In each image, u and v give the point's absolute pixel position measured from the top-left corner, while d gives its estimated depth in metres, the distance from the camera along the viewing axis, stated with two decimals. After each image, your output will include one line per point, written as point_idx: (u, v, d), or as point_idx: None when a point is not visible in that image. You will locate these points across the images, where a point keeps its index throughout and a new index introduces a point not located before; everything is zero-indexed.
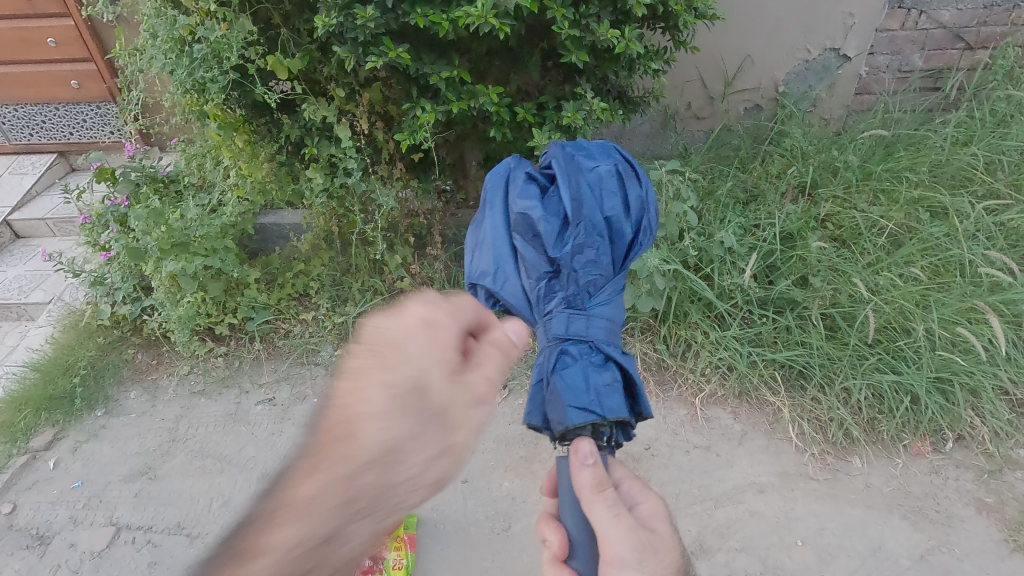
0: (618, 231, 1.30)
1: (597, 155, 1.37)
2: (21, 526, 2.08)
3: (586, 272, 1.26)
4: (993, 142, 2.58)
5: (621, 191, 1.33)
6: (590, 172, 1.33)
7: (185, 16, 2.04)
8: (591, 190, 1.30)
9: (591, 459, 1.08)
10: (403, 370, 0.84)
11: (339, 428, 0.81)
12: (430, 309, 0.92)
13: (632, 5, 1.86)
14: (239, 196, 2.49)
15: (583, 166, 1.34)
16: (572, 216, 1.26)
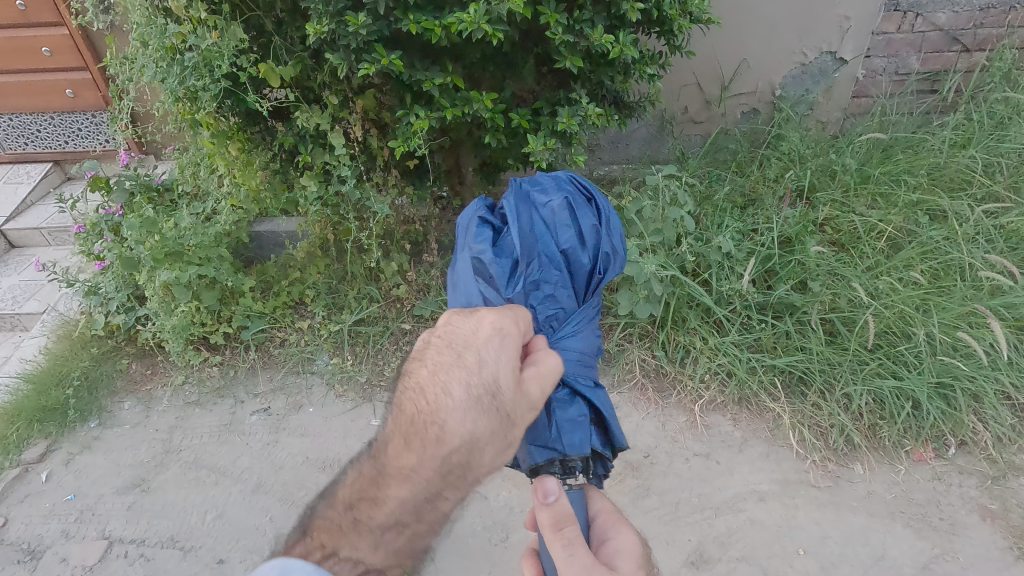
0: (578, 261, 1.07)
1: (548, 183, 1.13)
2: (12, 540, 2.04)
3: (542, 310, 1.03)
4: (991, 144, 2.57)
5: (580, 219, 1.09)
6: (542, 204, 1.09)
7: (176, 24, 2.02)
8: (544, 221, 1.07)
9: (552, 498, 1.01)
10: (471, 378, 0.87)
11: (424, 416, 0.88)
12: (501, 317, 0.92)
13: (627, 10, 1.84)
14: (233, 203, 2.52)
15: (532, 197, 1.10)
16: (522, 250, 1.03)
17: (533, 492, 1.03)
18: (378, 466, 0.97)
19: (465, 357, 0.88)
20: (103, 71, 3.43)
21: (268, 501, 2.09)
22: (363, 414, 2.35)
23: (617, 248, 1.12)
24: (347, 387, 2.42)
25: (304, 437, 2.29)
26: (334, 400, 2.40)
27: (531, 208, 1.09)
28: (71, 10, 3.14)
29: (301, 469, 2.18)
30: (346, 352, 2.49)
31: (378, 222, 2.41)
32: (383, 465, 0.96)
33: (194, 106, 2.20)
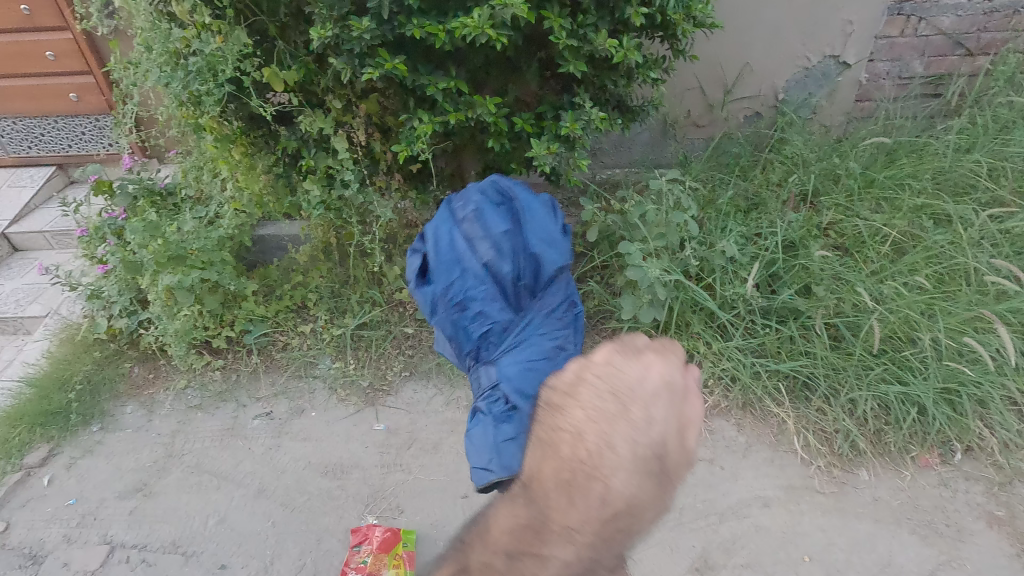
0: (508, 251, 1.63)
1: (467, 203, 1.69)
2: (14, 545, 2.04)
3: (474, 319, 1.57)
4: (996, 148, 2.55)
5: (497, 222, 1.64)
6: (464, 226, 1.63)
7: (180, 29, 2.03)
8: (467, 240, 1.61)
9: None
10: (637, 435, 0.68)
11: (575, 472, 0.66)
12: (666, 367, 0.75)
13: (630, 14, 1.84)
14: (235, 207, 2.48)
15: (454, 223, 1.65)
16: (455, 268, 1.59)
17: None
18: (510, 511, 0.70)
19: (629, 398, 0.71)
20: (107, 75, 3.44)
21: (270, 506, 2.08)
22: (365, 419, 2.34)
23: (543, 226, 1.70)
24: (349, 392, 2.42)
25: (306, 441, 2.28)
26: (336, 405, 2.39)
27: (457, 234, 1.63)
28: (75, 15, 3.15)
29: (304, 473, 2.17)
30: (348, 356, 2.49)
31: (381, 226, 2.41)
32: (523, 509, 0.69)
33: (197, 110, 2.21)
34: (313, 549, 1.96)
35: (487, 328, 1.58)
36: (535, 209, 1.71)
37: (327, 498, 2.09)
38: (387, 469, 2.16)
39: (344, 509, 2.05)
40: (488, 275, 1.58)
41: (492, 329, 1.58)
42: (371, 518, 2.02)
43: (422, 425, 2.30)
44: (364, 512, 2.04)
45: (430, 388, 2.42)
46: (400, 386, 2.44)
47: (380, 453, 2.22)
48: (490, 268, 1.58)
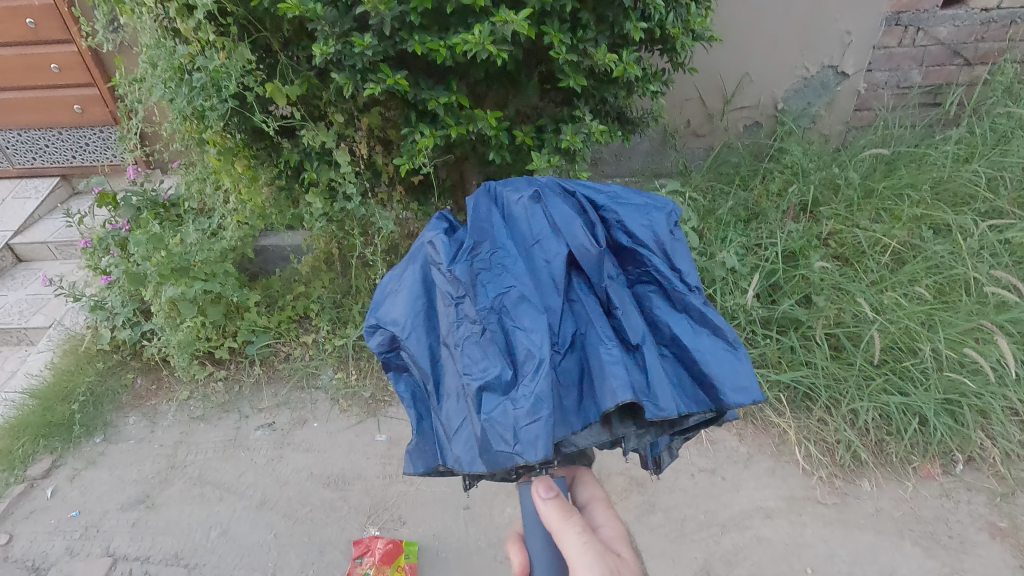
0: (578, 242, 0.97)
1: (520, 181, 1.04)
2: (16, 557, 2.04)
3: (492, 289, 0.94)
4: (994, 158, 2.56)
5: (564, 207, 1.00)
6: (512, 201, 1.01)
7: (184, 45, 2.05)
8: (513, 220, 1.00)
9: (553, 492, 1.09)
10: None
11: None
12: None
13: (630, 29, 1.86)
14: (238, 219, 2.51)
15: (502, 197, 1.02)
16: (479, 234, 0.98)
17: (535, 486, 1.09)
18: None
19: None
20: (111, 88, 3.48)
21: (272, 517, 2.08)
22: (367, 430, 2.35)
23: (639, 230, 1.02)
24: (351, 403, 2.43)
25: (309, 452, 2.28)
26: (338, 415, 2.40)
27: (501, 207, 1.02)
28: (81, 29, 3.19)
29: (305, 485, 2.18)
30: (350, 367, 2.50)
31: (382, 238, 2.43)
32: None
33: (201, 124, 2.23)
34: (315, 561, 1.95)
35: (508, 314, 0.92)
36: (632, 207, 1.05)
37: (330, 509, 2.09)
38: (389, 480, 2.17)
39: (346, 520, 2.05)
40: (534, 253, 0.97)
41: (519, 316, 0.92)
42: (373, 529, 2.02)
43: None
44: (366, 523, 2.04)
45: None
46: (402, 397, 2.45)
47: (383, 464, 2.22)
48: (542, 242, 0.98)
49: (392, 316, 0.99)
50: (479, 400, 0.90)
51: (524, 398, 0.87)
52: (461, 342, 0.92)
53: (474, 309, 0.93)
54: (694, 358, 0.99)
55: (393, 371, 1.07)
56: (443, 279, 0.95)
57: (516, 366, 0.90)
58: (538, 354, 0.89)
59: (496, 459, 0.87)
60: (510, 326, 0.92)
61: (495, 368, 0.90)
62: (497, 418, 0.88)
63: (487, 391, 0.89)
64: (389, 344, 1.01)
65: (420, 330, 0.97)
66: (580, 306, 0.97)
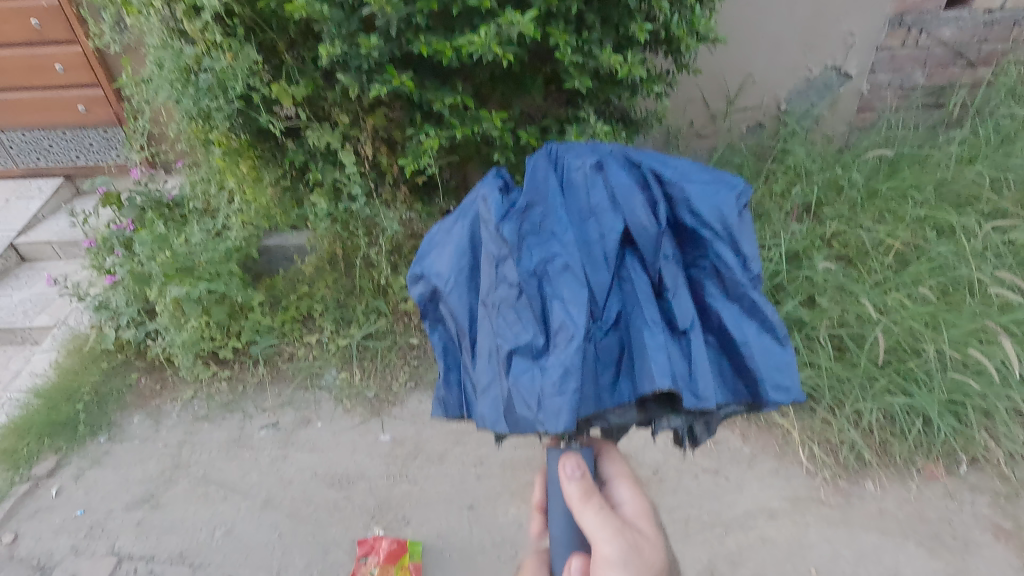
0: (635, 220, 0.95)
1: (583, 147, 1.01)
2: (22, 556, 2.04)
3: (536, 255, 0.93)
4: (998, 159, 2.56)
5: (626, 179, 0.97)
6: (574, 167, 0.98)
7: (190, 46, 2.05)
8: (571, 188, 0.97)
9: (577, 472, 1.09)
10: None
11: None
12: None
13: (635, 30, 1.86)
14: (243, 220, 2.60)
15: (564, 161, 0.99)
16: (536, 197, 0.96)
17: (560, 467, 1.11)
18: None
19: None
20: (115, 88, 3.49)
21: (276, 517, 2.09)
22: (371, 429, 2.36)
23: (709, 210, 0.96)
24: (355, 403, 2.44)
25: (313, 452, 2.29)
26: (342, 415, 2.41)
27: (562, 171, 0.98)
28: (85, 29, 3.20)
29: (310, 484, 2.18)
30: (354, 367, 2.51)
31: (387, 238, 2.44)
32: None
33: (207, 125, 2.24)
34: (320, 560, 1.96)
35: (550, 282, 0.92)
36: (708, 186, 0.98)
37: (334, 509, 2.10)
38: (393, 480, 2.17)
39: (350, 520, 2.06)
40: (587, 225, 0.96)
41: (560, 285, 0.91)
42: (377, 529, 2.02)
43: (428, 436, 2.31)
44: (370, 523, 2.05)
45: None
46: (405, 397, 2.45)
47: (387, 464, 2.23)
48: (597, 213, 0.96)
49: (437, 270, 1.04)
50: (510, 363, 0.91)
51: (553, 368, 0.87)
52: (501, 304, 0.92)
53: (515, 272, 0.92)
54: (741, 350, 0.99)
55: (431, 321, 1.12)
56: (489, 240, 0.94)
57: (550, 334, 0.90)
58: (573, 326, 0.88)
59: (519, 422, 0.91)
60: (550, 294, 0.91)
61: (529, 334, 0.90)
62: (525, 381, 0.89)
63: (518, 356, 0.90)
64: (432, 296, 1.07)
65: (461, 289, 1.01)
66: (628, 284, 0.96)
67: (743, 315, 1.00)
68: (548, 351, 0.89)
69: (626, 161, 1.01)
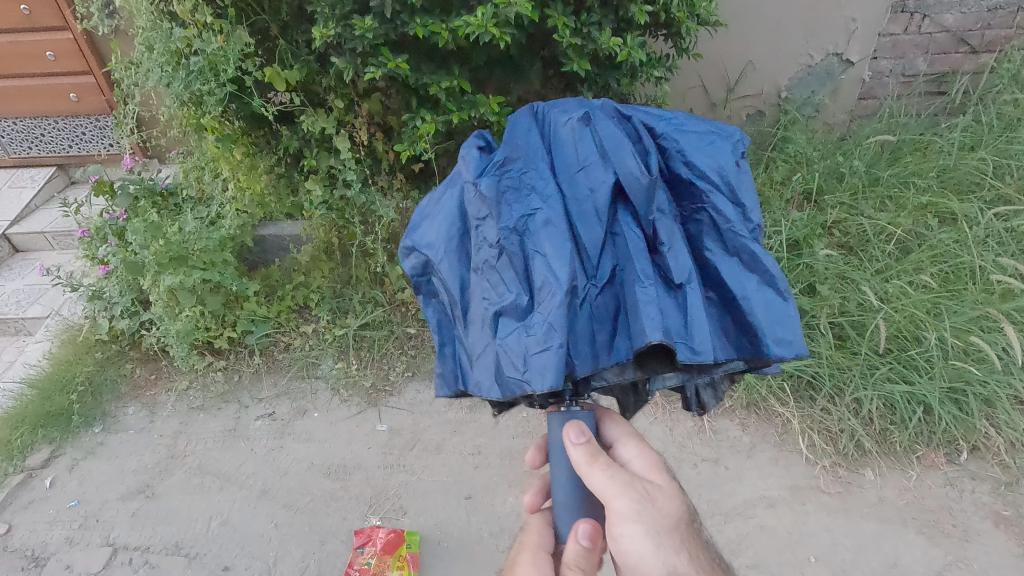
0: (624, 170, 0.91)
1: (571, 103, 1.00)
2: (16, 547, 2.02)
3: (520, 211, 0.91)
4: (1001, 146, 2.53)
5: (616, 132, 0.95)
6: (562, 123, 0.97)
7: (181, 28, 2.01)
8: (560, 144, 0.96)
9: (583, 437, 1.04)
10: None
11: None
12: None
13: (635, 12, 1.83)
14: (237, 208, 2.47)
15: (552, 119, 0.99)
16: (517, 153, 0.96)
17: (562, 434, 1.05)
18: None
19: None
20: (107, 76, 3.44)
21: (273, 507, 2.07)
22: (368, 419, 2.34)
23: (705, 159, 0.96)
24: (351, 393, 2.41)
25: (309, 442, 2.27)
26: (339, 405, 2.39)
27: (549, 130, 0.98)
28: (76, 15, 3.15)
29: (307, 474, 2.17)
30: (350, 357, 2.48)
31: (383, 227, 2.41)
32: None
33: (199, 110, 2.20)
34: (316, 551, 1.94)
35: (534, 237, 0.89)
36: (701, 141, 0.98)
37: (330, 499, 2.08)
38: (390, 470, 2.16)
39: (347, 510, 2.04)
40: (577, 179, 0.93)
41: (542, 241, 0.88)
42: (374, 520, 2.01)
43: (425, 426, 2.29)
44: (367, 513, 2.03)
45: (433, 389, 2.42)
46: (402, 387, 2.44)
47: (383, 454, 2.21)
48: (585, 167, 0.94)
49: (427, 240, 0.97)
50: (496, 325, 0.88)
51: (538, 325, 0.84)
52: (483, 265, 0.89)
53: (497, 231, 0.89)
54: (742, 303, 0.94)
55: (424, 295, 1.05)
56: (470, 199, 0.92)
57: (534, 294, 0.87)
58: (557, 283, 0.85)
59: (506, 385, 0.86)
60: (534, 249, 0.88)
61: (513, 293, 0.87)
62: (511, 342, 0.86)
63: (504, 316, 0.87)
64: (422, 267, 1.01)
65: (449, 254, 0.94)
66: (622, 240, 0.92)
67: (744, 268, 0.95)
68: (533, 308, 0.86)
69: (616, 116, 1.00)
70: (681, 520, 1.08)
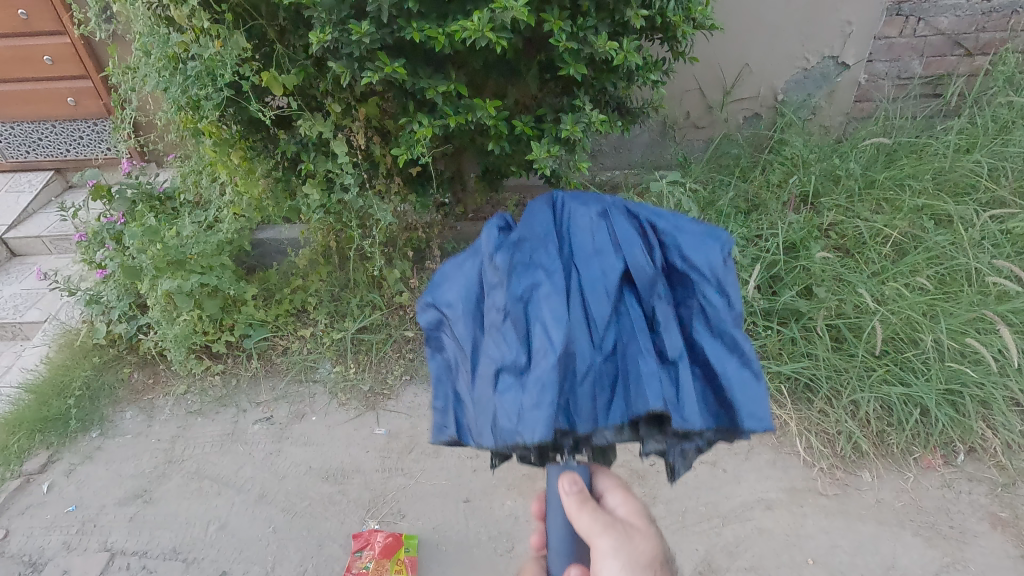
0: (634, 255, 0.90)
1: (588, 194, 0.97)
2: (12, 553, 2.02)
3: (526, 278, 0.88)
4: (996, 148, 2.55)
5: (630, 226, 0.92)
6: (579, 210, 0.94)
7: (178, 33, 2.01)
8: (576, 229, 0.93)
9: (574, 488, 1.04)
10: None
11: None
12: None
13: (631, 16, 1.84)
14: (235, 212, 2.49)
15: (569, 200, 0.96)
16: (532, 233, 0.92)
17: (556, 482, 1.06)
18: None
19: None
20: (104, 80, 3.44)
21: (271, 511, 2.07)
22: (366, 423, 2.34)
23: (702, 258, 0.91)
24: (350, 396, 2.42)
25: (307, 445, 2.27)
26: (337, 409, 2.39)
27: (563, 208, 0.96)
28: (73, 20, 3.15)
29: (305, 478, 2.16)
30: (348, 360, 2.48)
31: (381, 231, 2.41)
32: None
33: (196, 115, 2.20)
34: (315, 555, 1.94)
35: (538, 304, 0.86)
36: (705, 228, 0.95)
37: (329, 503, 2.08)
38: (389, 473, 2.16)
39: (345, 514, 2.04)
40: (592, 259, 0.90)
41: (547, 309, 0.85)
42: (372, 523, 2.00)
43: (423, 430, 2.29)
44: (365, 517, 2.03)
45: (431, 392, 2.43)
46: (401, 390, 2.44)
47: (381, 457, 2.21)
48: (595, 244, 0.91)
49: (449, 299, 0.96)
50: (496, 379, 0.85)
51: (534, 384, 0.82)
52: (490, 323, 0.88)
53: (503, 297, 0.87)
54: (726, 388, 0.91)
55: (433, 347, 1.01)
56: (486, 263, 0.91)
57: (533, 355, 0.84)
58: (556, 347, 0.83)
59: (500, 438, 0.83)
60: (539, 317, 0.85)
61: (514, 352, 0.84)
62: (507, 400, 0.83)
63: (503, 373, 0.84)
64: (438, 324, 0.99)
65: (469, 316, 0.92)
66: (626, 317, 0.90)
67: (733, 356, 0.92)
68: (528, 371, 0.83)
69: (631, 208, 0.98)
70: (659, 563, 1.07)
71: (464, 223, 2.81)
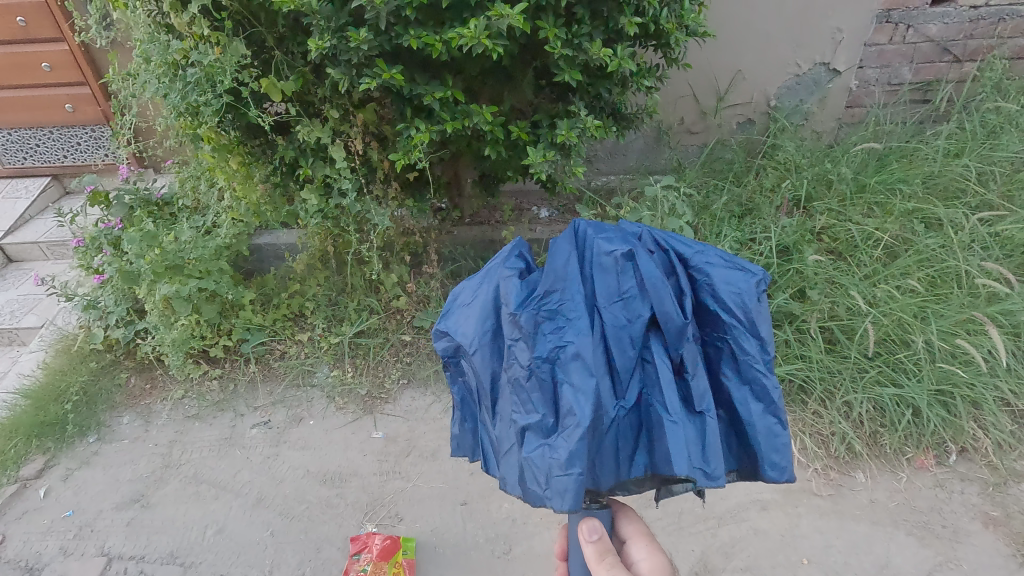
0: (661, 308, 0.91)
1: (612, 230, 0.97)
2: (9, 558, 2.01)
3: (550, 339, 0.91)
4: (984, 153, 2.59)
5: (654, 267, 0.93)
6: (602, 254, 0.93)
7: (178, 40, 2.04)
8: (599, 273, 0.93)
9: (595, 536, 1.08)
10: None
11: None
12: None
13: (625, 24, 1.87)
14: (233, 217, 2.54)
15: (592, 244, 0.95)
16: (557, 283, 0.93)
17: (578, 529, 1.10)
18: None
19: None
20: (102, 86, 3.46)
21: (269, 515, 2.07)
22: (363, 427, 2.35)
23: (732, 297, 0.95)
24: (347, 400, 2.43)
25: (305, 449, 2.28)
26: (335, 413, 2.40)
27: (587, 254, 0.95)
28: (72, 27, 3.17)
29: (302, 482, 2.17)
30: (345, 365, 2.50)
31: (378, 235, 2.43)
32: None
33: (195, 121, 2.22)
34: (313, 558, 1.94)
35: (563, 368, 0.90)
36: (730, 270, 0.97)
37: (327, 506, 2.08)
38: (386, 477, 2.16)
39: (343, 517, 2.05)
40: (617, 308, 0.92)
41: (572, 372, 0.89)
42: (370, 526, 2.01)
43: (421, 433, 2.31)
44: (363, 520, 2.03)
45: (429, 396, 2.45)
46: (398, 394, 2.45)
47: (379, 461, 2.22)
48: (621, 298, 0.92)
49: (462, 330, 0.97)
50: (521, 438, 0.91)
51: (561, 452, 0.87)
52: (513, 378, 0.91)
53: (529, 356, 0.90)
54: (751, 432, 0.98)
55: (451, 373, 1.07)
56: (507, 319, 0.92)
57: (559, 417, 0.89)
58: (582, 416, 0.87)
59: (527, 496, 0.91)
60: (563, 380, 0.90)
61: (540, 415, 0.89)
62: (535, 461, 0.89)
63: (529, 433, 0.90)
64: (452, 351, 1.02)
65: (485, 351, 0.95)
66: (651, 369, 0.93)
67: (758, 402, 0.97)
68: (555, 433, 0.89)
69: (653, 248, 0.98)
70: None
71: (460, 228, 2.84)
